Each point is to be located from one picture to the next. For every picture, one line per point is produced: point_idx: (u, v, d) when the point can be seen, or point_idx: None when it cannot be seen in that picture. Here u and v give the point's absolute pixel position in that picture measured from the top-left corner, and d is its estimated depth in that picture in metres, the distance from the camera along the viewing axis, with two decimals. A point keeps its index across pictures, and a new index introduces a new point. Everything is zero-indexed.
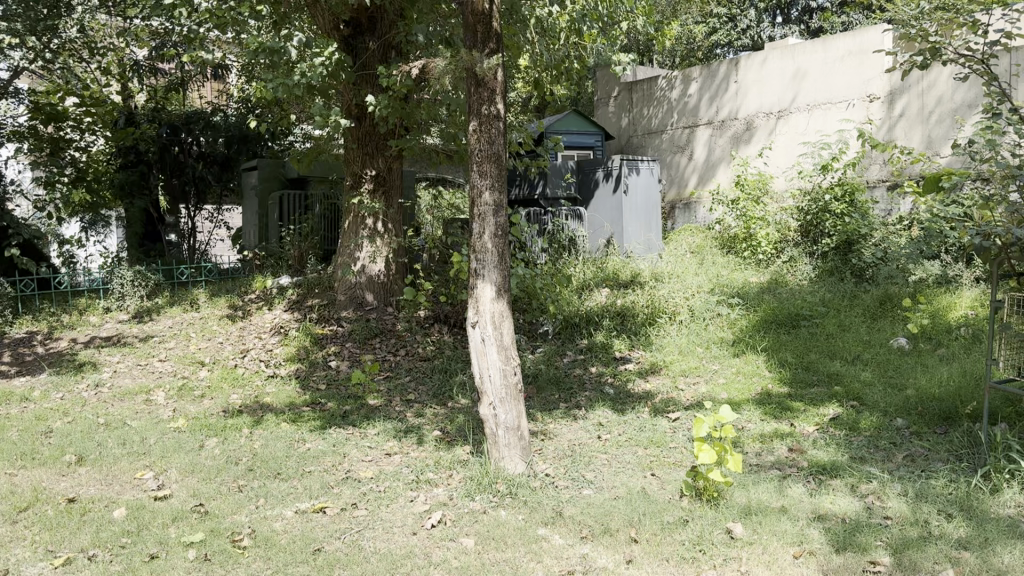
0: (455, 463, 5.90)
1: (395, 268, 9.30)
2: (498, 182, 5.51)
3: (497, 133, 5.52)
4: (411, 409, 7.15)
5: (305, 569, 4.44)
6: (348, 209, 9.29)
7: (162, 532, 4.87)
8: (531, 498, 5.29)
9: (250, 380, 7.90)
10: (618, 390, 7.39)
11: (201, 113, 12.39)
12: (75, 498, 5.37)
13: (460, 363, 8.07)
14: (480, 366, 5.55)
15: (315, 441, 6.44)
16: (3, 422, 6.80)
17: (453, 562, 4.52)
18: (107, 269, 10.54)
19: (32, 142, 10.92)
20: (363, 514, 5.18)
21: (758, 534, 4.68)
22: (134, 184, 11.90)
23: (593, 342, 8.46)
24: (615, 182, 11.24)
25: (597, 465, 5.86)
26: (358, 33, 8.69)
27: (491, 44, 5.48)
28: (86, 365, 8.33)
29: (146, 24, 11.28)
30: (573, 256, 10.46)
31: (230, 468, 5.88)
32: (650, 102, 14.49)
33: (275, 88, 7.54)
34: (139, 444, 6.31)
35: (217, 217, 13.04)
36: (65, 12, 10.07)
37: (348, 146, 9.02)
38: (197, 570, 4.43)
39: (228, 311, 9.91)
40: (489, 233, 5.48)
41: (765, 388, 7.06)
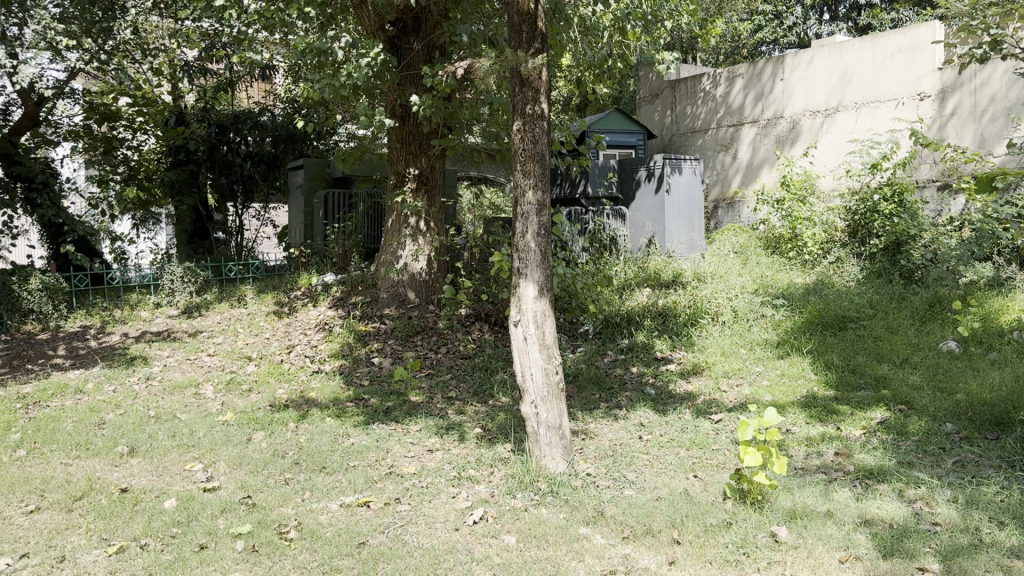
0: (496, 461, 5.93)
1: (437, 266, 9.37)
2: (542, 181, 5.52)
3: (541, 133, 5.52)
4: (453, 406, 7.20)
5: (351, 562, 4.51)
6: (392, 208, 9.37)
7: (210, 523, 4.98)
8: (573, 497, 5.29)
9: (296, 375, 8.03)
10: (660, 390, 7.34)
11: (249, 113, 12.61)
12: (128, 488, 5.51)
13: (501, 362, 8.08)
14: (522, 364, 5.58)
15: (358, 436, 6.52)
16: (58, 413, 7.01)
17: (495, 559, 4.55)
18: (157, 265, 10.77)
19: (87, 142, 11.31)
20: (405, 508, 5.24)
21: (802, 538, 4.63)
22: (183, 182, 12.08)
23: (634, 342, 8.43)
24: (658, 182, 11.18)
25: (639, 465, 5.84)
26: (404, 33, 8.76)
27: (536, 43, 5.48)
28: (137, 359, 8.53)
29: (197, 25, 11.45)
30: (614, 256, 10.43)
31: (276, 461, 5.99)
32: (693, 100, 14.37)
33: (322, 88, 7.64)
34: (188, 437, 6.46)
35: (264, 215, 13.41)
36: (118, 13, 10.12)
37: (392, 145, 9.12)
38: (245, 561, 4.52)
39: (274, 307, 10.08)
40: (531, 232, 5.48)
41: (811, 391, 6.96)
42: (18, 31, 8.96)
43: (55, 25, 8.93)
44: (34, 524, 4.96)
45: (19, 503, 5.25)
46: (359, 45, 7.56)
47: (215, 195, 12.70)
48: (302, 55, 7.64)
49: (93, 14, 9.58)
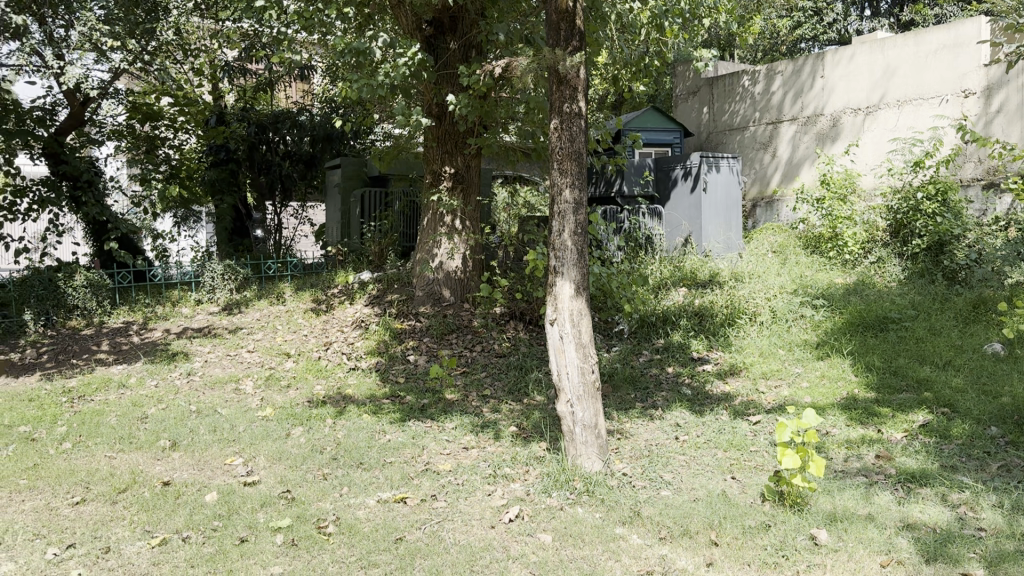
0: (532, 460, 5.94)
1: (473, 265, 9.40)
2: (578, 179, 5.50)
3: (578, 131, 5.50)
4: (487, 404, 7.22)
5: (388, 558, 4.54)
6: (427, 206, 9.41)
7: (251, 517, 5.05)
8: (609, 497, 5.28)
9: (333, 371, 8.11)
10: (696, 391, 7.29)
11: (287, 112, 12.77)
12: (170, 481, 5.61)
13: (535, 360, 8.08)
14: (558, 363, 5.57)
15: (394, 432, 6.57)
16: (102, 407, 7.16)
17: (531, 556, 4.56)
18: (197, 262, 10.94)
19: (130, 141, 11.44)
20: (442, 505, 5.26)
21: (843, 541, 4.56)
22: (224, 181, 12.28)
23: (670, 342, 8.37)
24: (694, 180, 11.09)
25: (675, 466, 5.80)
26: (440, 33, 8.81)
27: (574, 42, 5.47)
28: (178, 355, 8.68)
29: (237, 25, 11.46)
30: (650, 255, 10.37)
31: (314, 456, 6.06)
32: (732, 98, 14.24)
33: (360, 88, 7.70)
34: (229, 431, 6.56)
35: (302, 213, 13.68)
36: (162, 14, 10.21)
37: (427, 145, 9.16)
38: (284, 554, 4.58)
39: (312, 304, 10.19)
40: (568, 231, 5.47)
41: (851, 393, 6.86)
42: (64, 32, 9.26)
43: (100, 26, 9.07)
44: (80, 515, 5.07)
45: (65, 494, 5.38)
46: (397, 45, 7.59)
47: (254, 194, 12.93)
48: (341, 55, 7.72)
49: (136, 16, 9.80)
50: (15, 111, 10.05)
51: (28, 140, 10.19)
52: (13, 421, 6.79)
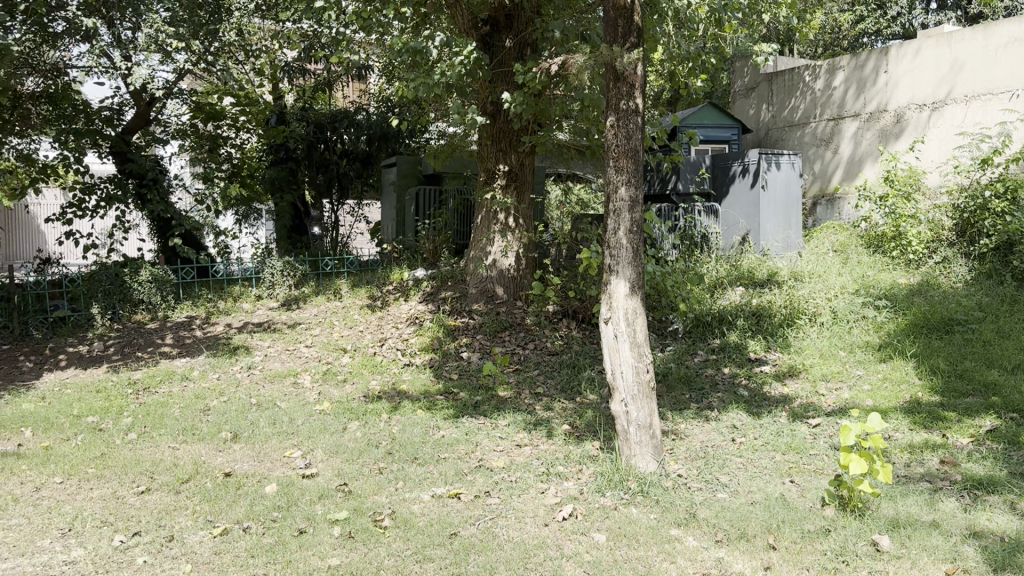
0: (585, 458, 5.92)
1: (526, 263, 9.41)
2: (635, 177, 5.45)
3: (635, 128, 5.45)
4: (540, 402, 7.22)
5: (443, 552, 4.58)
6: (481, 204, 9.44)
7: (309, 508, 5.15)
8: (664, 498, 5.23)
9: (388, 367, 8.22)
10: (754, 392, 7.18)
11: (345, 112, 12.93)
12: (231, 472, 5.75)
13: (588, 358, 8.04)
14: (612, 362, 5.54)
15: (448, 428, 6.62)
16: (167, 399, 7.38)
17: (585, 556, 4.54)
18: (258, 258, 11.18)
19: (194, 140, 11.62)
20: (495, 502, 5.28)
21: (906, 548, 4.44)
22: (284, 179, 12.57)
23: (726, 342, 8.26)
24: (753, 177, 10.91)
25: (732, 468, 5.72)
26: (496, 31, 8.83)
27: (632, 38, 5.42)
28: (240, 349, 8.89)
29: (298, 26, 11.68)
30: (705, 254, 10.25)
31: (371, 450, 6.15)
32: (793, 94, 13.99)
33: (416, 87, 7.76)
34: (288, 424, 6.69)
35: (358, 212, 13.72)
36: (225, 16, 10.40)
37: (482, 142, 9.21)
38: (342, 546, 4.65)
39: (367, 300, 10.32)
40: (623, 228, 5.43)
41: (915, 397, 6.66)
42: (132, 35, 9.49)
43: (166, 28, 9.26)
44: (146, 504, 5.23)
45: (131, 483, 5.55)
46: (452, 44, 7.61)
47: (312, 191, 13.16)
48: (398, 54, 7.82)
49: (200, 17, 9.92)
50: (84, 111, 10.45)
51: (96, 139, 10.58)
52: (82, 411, 7.04)
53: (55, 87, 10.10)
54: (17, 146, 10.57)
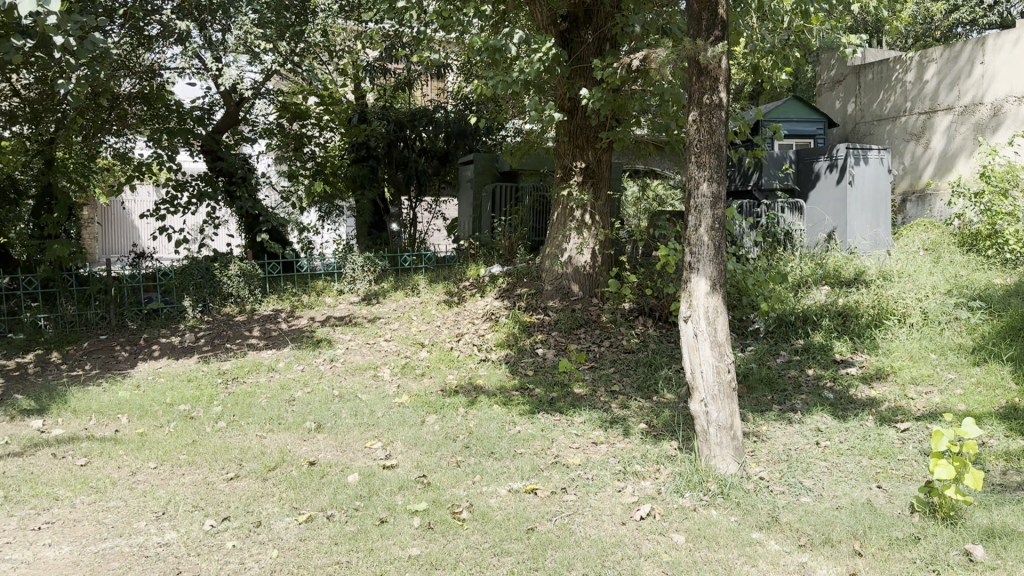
0: (663, 458, 5.85)
1: (602, 260, 9.38)
2: (717, 173, 5.35)
3: (718, 122, 5.36)
4: (616, 400, 7.16)
5: (520, 547, 4.61)
6: (557, 201, 9.45)
7: (390, 499, 5.26)
8: (745, 500, 5.14)
9: (465, 362, 8.30)
10: (839, 394, 6.97)
11: (424, 110, 13.18)
12: (315, 461, 5.91)
13: (666, 357, 7.92)
14: (692, 361, 5.46)
15: (524, 424, 6.65)
16: (255, 388, 7.64)
17: (664, 556, 4.50)
18: (340, 254, 11.46)
19: (280, 138, 12.06)
20: (572, 499, 5.28)
21: (1002, 559, 4.25)
22: (365, 177, 12.88)
23: (810, 342, 8.05)
24: (840, 173, 10.60)
25: (816, 472, 5.58)
26: (575, 27, 8.83)
27: (716, 32, 5.34)
28: (322, 342, 9.13)
29: (380, 27, 11.93)
30: (788, 252, 10.01)
31: (448, 444, 6.23)
32: (883, 86, 13.57)
33: (495, 84, 7.80)
34: (369, 416, 6.84)
35: (435, 209, 13.96)
36: (310, 18, 10.65)
37: (559, 139, 9.22)
38: (422, 537, 4.73)
39: (445, 296, 10.45)
40: (705, 226, 5.34)
41: (1012, 402, 6.36)
42: (222, 36, 9.75)
43: (255, 30, 9.53)
44: (235, 490, 5.42)
45: (221, 469, 5.76)
46: (531, 41, 7.60)
47: (391, 189, 13.43)
48: (477, 53, 7.92)
49: (287, 18, 10.16)
50: (177, 111, 10.89)
51: (188, 139, 11.01)
52: (175, 399, 7.35)
53: (149, 88, 10.49)
54: (114, 146, 11.04)
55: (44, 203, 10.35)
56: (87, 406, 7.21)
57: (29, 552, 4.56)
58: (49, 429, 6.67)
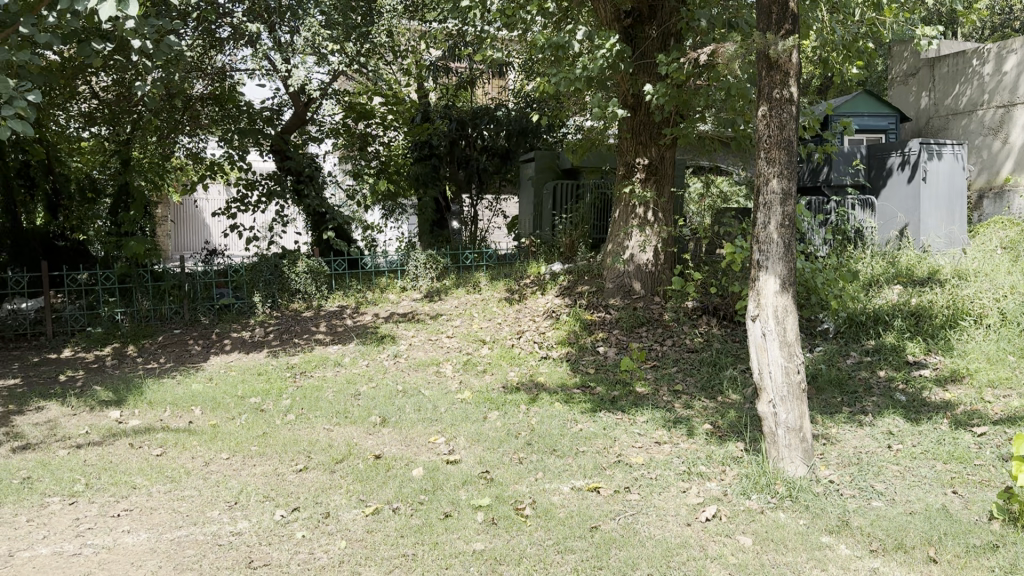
0: (729, 460, 5.77)
1: (665, 257, 9.31)
2: (788, 169, 5.25)
3: (789, 118, 5.24)
4: (679, 400, 7.07)
5: (584, 545, 4.60)
6: (619, 198, 9.43)
7: (454, 493, 5.30)
8: (814, 504, 5.03)
9: (526, 359, 8.33)
10: (912, 397, 6.77)
11: (486, 109, 13.24)
12: (381, 455, 6.00)
13: (730, 356, 7.79)
14: (759, 361, 5.37)
15: (586, 422, 6.63)
16: (322, 382, 7.81)
17: (730, 558, 4.43)
18: (403, 251, 11.63)
19: (346, 138, 12.31)
20: (635, 498, 5.25)
21: None
22: (427, 176, 12.98)
23: (882, 343, 7.83)
24: (912, 169, 10.30)
25: (888, 476, 5.43)
26: (639, 23, 8.72)
27: (787, 25, 5.22)
28: (386, 338, 9.26)
29: (444, 27, 12.02)
30: (859, 250, 9.77)
31: (510, 440, 6.26)
32: (959, 79, 13.14)
33: (558, 82, 7.78)
34: (432, 411, 6.92)
35: (495, 207, 14.05)
36: (377, 19, 10.77)
37: (622, 135, 9.18)
38: (486, 532, 4.76)
39: (506, 294, 10.49)
40: (774, 223, 5.24)
41: None
42: (290, 38, 9.90)
43: (322, 31, 9.71)
44: (304, 482, 5.55)
45: (290, 461, 5.89)
46: (595, 37, 7.56)
47: (453, 186, 13.57)
48: (540, 50, 7.91)
49: (354, 19, 10.28)
50: (247, 112, 11.13)
51: (258, 139, 11.28)
52: (245, 392, 7.55)
53: (220, 89, 10.76)
54: (187, 146, 11.43)
55: (121, 201, 10.60)
56: (162, 398, 7.45)
57: (110, 538, 4.74)
58: (126, 419, 6.91)
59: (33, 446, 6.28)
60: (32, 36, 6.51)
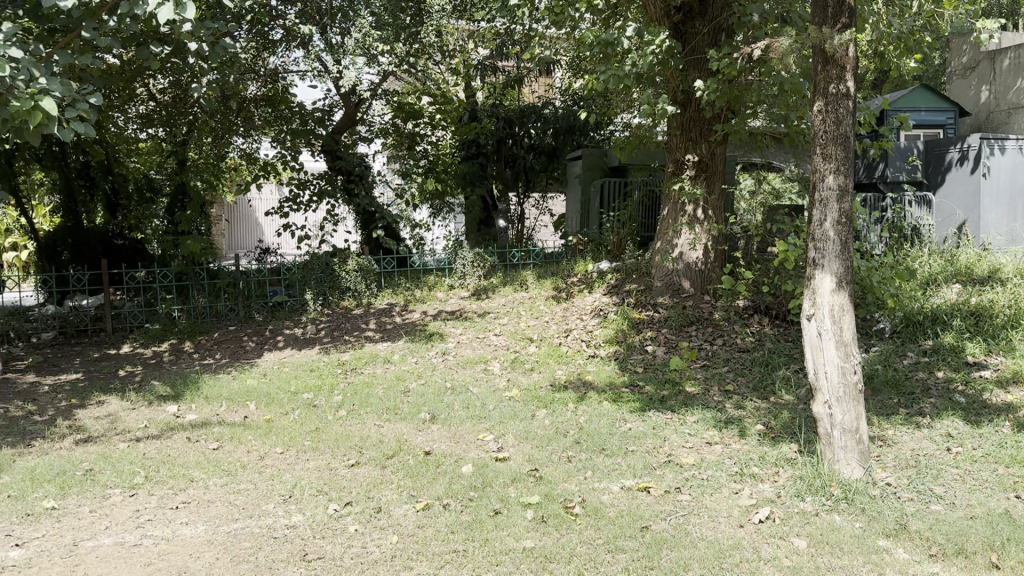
0: (782, 461, 5.68)
1: (715, 255, 9.24)
2: (845, 166, 5.15)
3: (845, 113, 5.14)
4: (730, 400, 6.99)
5: (635, 544, 4.58)
6: (668, 196, 9.38)
7: (503, 490, 5.32)
8: (871, 507, 4.93)
9: (574, 358, 8.31)
10: (972, 399, 6.59)
11: (533, 107, 13.30)
12: (431, 451, 6.05)
13: (782, 356, 7.66)
14: (815, 362, 5.28)
15: (635, 421, 6.60)
16: (372, 379, 7.90)
17: (785, 560, 4.37)
18: (451, 249, 11.71)
19: (395, 138, 12.46)
20: (687, 499, 5.20)
21: None
22: (475, 174, 13.14)
23: (940, 343, 7.63)
24: (973, 164, 10.03)
25: (948, 479, 5.29)
26: (690, 19, 8.68)
27: (843, 19, 5.12)
28: (434, 335, 9.33)
29: (492, 26, 12.13)
30: (916, 248, 9.55)
31: (559, 438, 6.25)
32: (1019, 73, 12.73)
33: (607, 79, 7.75)
34: (480, 409, 6.95)
35: (543, 204, 14.13)
36: (426, 19, 10.87)
37: (672, 132, 9.09)
38: (537, 530, 4.77)
39: (553, 292, 10.49)
40: (830, 220, 5.14)
41: None
42: (341, 39, 10.06)
43: (373, 32, 9.84)
44: (356, 476, 5.62)
45: (343, 456, 5.97)
46: (645, 33, 7.52)
47: (499, 185, 13.63)
48: (589, 47, 7.89)
49: (403, 19, 10.39)
50: (300, 113, 11.34)
51: (310, 139, 11.47)
52: (298, 388, 7.67)
53: (274, 90, 10.98)
54: (241, 146, 11.65)
55: (178, 200, 11.01)
56: (217, 393, 7.61)
57: (169, 529, 4.86)
58: (183, 414, 7.09)
59: (94, 439, 6.47)
60: (95, 40, 6.72)
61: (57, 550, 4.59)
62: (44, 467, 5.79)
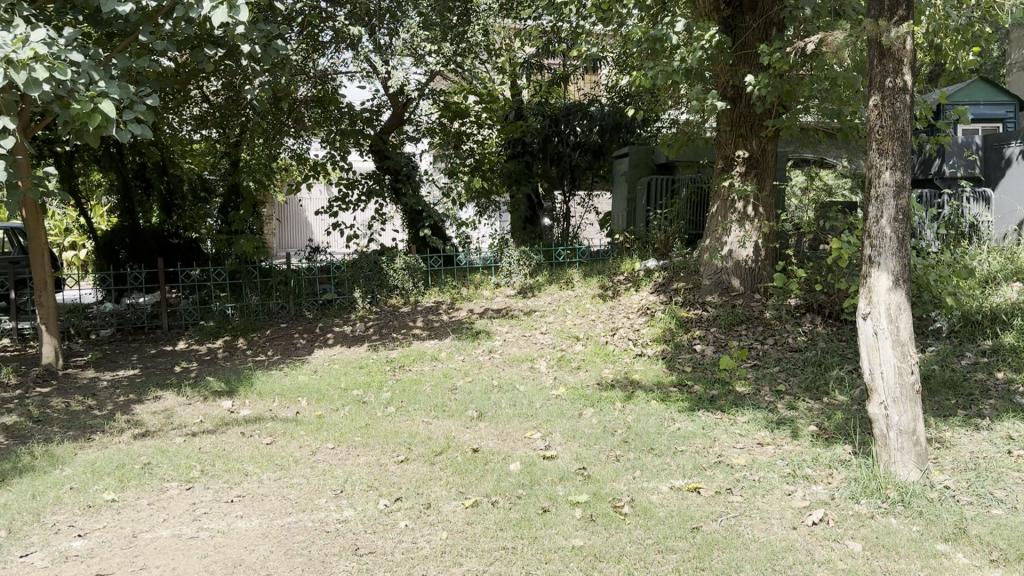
0: (836, 463, 5.58)
1: (766, 254, 9.17)
2: (902, 161, 5.02)
3: (902, 107, 5.00)
4: (782, 400, 6.89)
5: (685, 545, 4.54)
6: (718, 193, 9.30)
7: (551, 488, 5.33)
8: (928, 510, 4.82)
9: (621, 356, 8.27)
10: None
11: (579, 105, 13.33)
12: (479, 448, 6.08)
13: (836, 356, 7.51)
14: (870, 362, 5.17)
15: (685, 421, 6.55)
16: (421, 376, 7.97)
17: (839, 563, 4.29)
18: (497, 248, 11.74)
19: (441, 137, 12.56)
20: (738, 500, 5.14)
21: None
22: (520, 172, 13.21)
23: (1001, 343, 7.41)
24: None
25: (1009, 483, 5.14)
26: (739, 13, 8.59)
27: (900, 10, 4.99)
28: (481, 333, 9.36)
29: (538, 24, 12.23)
30: (974, 245, 9.30)
31: (607, 437, 6.23)
32: None
33: (655, 75, 7.70)
34: (528, 407, 6.96)
35: (588, 203, 14.01)
36: (472, 18, 10.95)
37: (721, 128, 9.01)
38: (585, 528, 4.76)
39: (599, 290, 10.46)
40: (887, 217, 5.03)
41: None
42: (388, 39, 10.19)
43: (421, 33, 9.97)
44: (406, 472, 5.68)
45: (392, 452, 6.04)
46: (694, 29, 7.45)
47: (545, 183, 13.73)
48: (637, 43, 7.85)
49: (450, 19, 10.48)
50: (348, 114, 11.45)
51: (358, 139, 11.64)
52: (348, 384, 7.77)
53: (323, 91, 11.05)
54: (292, 147, 11.74)
55: (231, 201, 11.16)
56: (270, 389, 7.75)
57: (224, 522, 4.96)
58: (238, 409, 7.23)
59: (151, 434, 6.64)
60: (153, 44, 6.89)
61: (117, 541, 4.72)
62: (105, 460, 5.97)
